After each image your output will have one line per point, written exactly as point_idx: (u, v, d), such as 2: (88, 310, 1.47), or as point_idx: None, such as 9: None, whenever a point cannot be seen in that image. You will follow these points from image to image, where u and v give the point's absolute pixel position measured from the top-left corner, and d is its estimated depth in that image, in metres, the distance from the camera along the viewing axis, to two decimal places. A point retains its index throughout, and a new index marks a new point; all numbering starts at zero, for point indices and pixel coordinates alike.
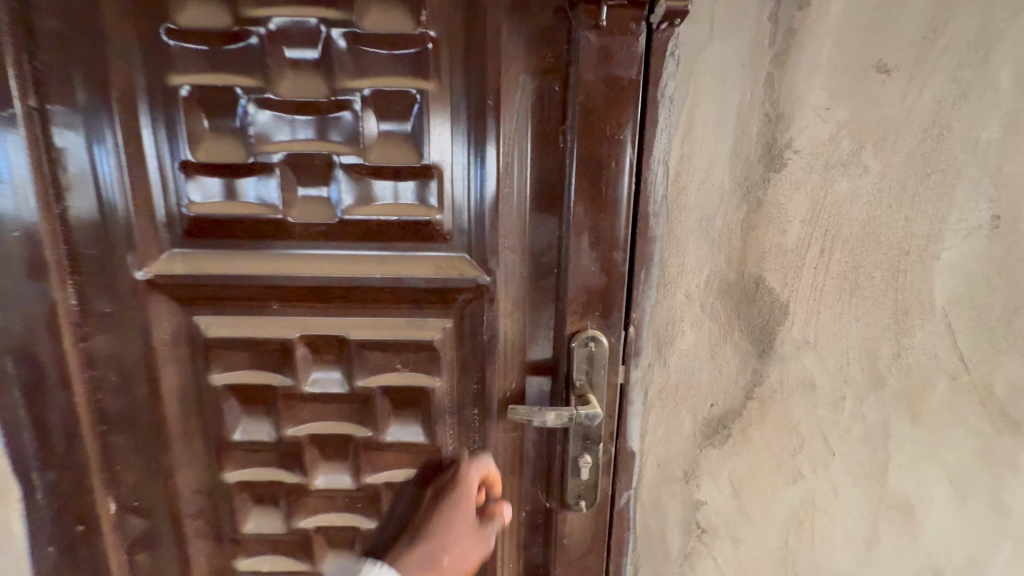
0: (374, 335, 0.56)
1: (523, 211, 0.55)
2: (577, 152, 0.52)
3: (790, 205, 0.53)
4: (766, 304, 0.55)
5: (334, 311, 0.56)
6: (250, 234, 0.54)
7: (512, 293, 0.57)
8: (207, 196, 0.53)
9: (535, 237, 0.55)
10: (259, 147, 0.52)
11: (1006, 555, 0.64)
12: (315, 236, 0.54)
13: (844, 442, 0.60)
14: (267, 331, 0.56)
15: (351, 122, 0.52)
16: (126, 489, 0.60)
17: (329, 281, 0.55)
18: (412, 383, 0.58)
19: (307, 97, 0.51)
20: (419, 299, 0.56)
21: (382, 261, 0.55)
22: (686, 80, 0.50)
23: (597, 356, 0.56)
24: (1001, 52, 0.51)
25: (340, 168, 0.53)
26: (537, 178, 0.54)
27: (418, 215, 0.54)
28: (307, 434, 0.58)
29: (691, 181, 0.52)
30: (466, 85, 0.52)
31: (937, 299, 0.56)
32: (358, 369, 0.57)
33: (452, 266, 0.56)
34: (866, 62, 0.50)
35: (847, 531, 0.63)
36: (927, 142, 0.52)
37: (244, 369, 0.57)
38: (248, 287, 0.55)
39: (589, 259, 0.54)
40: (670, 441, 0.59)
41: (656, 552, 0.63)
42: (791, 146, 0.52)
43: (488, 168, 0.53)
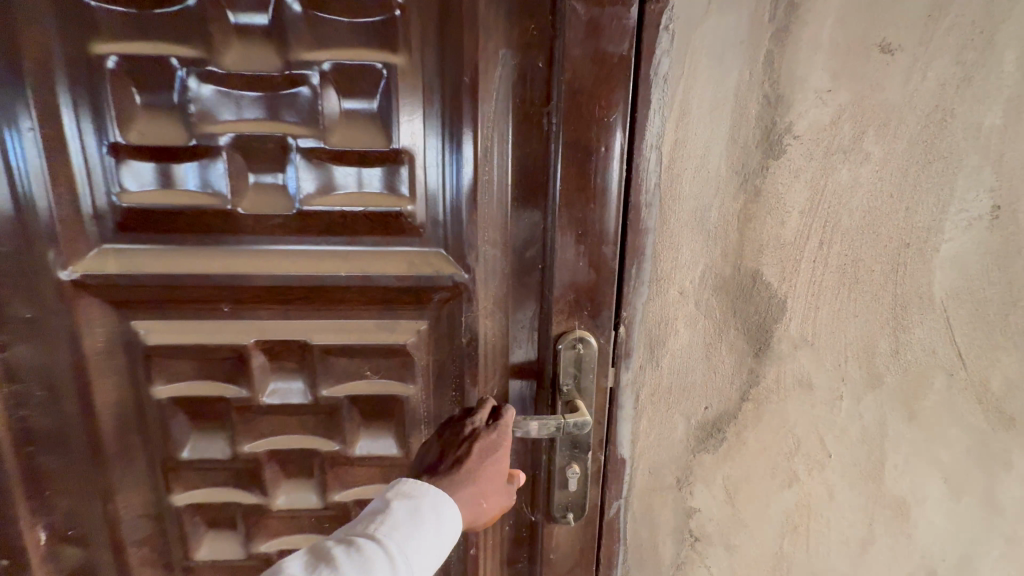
0: (341, 340, 0.51)
1: (504, 201, 0.50)
2: (562, 136, 0.47)
3: (789, 194, 0.50)
4: (763, 300, 0.52)
5: (295, 314, 0.51)
6: (193, 228, 0.48)
7: (493, 291, 0.52)
8: (143, 185, 0.47)
9: (517, 230, 0.51)
10: (203, 128, 0.46)
11: (998, 552, 0.63)
12: (270, 229, 0.48)
13: (840, 443, 0.58)
14: (218, 338, 0.50)
15: (309, 100, 0.46)
16: (59, 516, 0.53)
17: (287, 281, 0.49)
18: (382, 391, 0.53)
19: (257, 70, 0.45)
20: (390, 299, 0.51)
21: (347, 257, 0.50)
22: (680, 57, 0.46)
23: (585, 358, 0.52)
24: (1005, 33, 0.48)
25: (297, 152, 0.47)
26: (519, 166, 0.49)
27: (388, 207, 0.49)
28: (266, 450, 0.53)
29: (685, 168, 0.48)
30: (440, 60, 0.47)
31: (936, 294, 0.54)
32: (322, 377, 0.52)
33: (425, 262, 0.51)
34: (869, 41, 0.47)
35: (842, 534, 0.60)
36: (930, 128, 0.50)
37: (191, 380, 0.51)
38: (194, 288, 0.49)
39: (576, 254, 0.50)
40: (662, 447, 0.56)
41: (647, 563, 0.60)
42: (791, 131, 0.48)
43: (464, 153, 0.48)
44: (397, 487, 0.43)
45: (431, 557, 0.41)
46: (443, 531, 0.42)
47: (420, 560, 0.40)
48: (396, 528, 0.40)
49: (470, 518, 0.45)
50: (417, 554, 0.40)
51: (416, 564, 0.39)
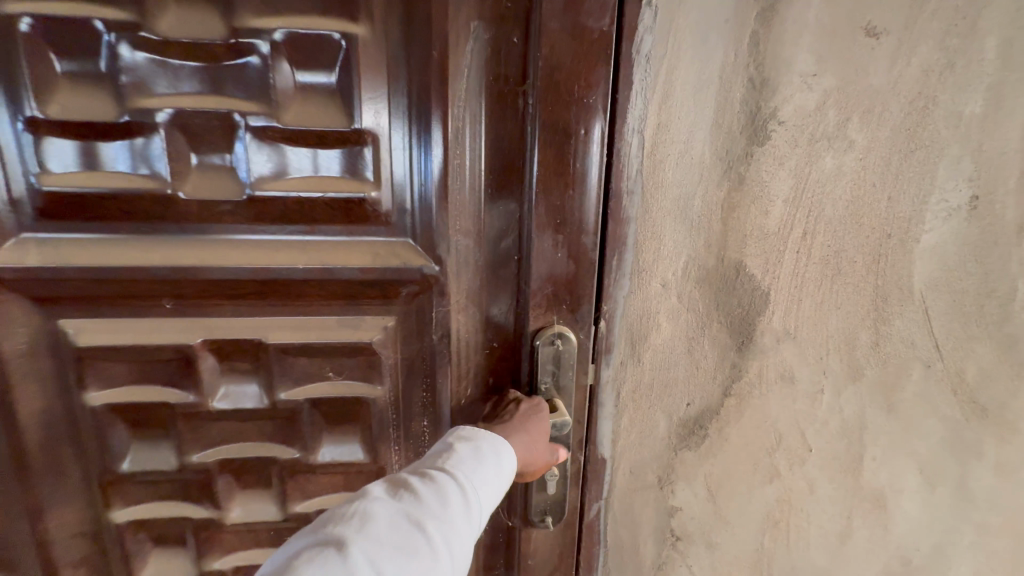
0: (299, 339, 0.47)
1: (477, 188, 0.47)
2: (539, 116, 0.44)
3: (773, 182, 0.48)
4: (747, 292, 0.50)
5: (248, 310, 0.47)
6: (128, 215, 0.43)
7: (466, 285, 0.49)
8: (66, 166, 0.42)
9: (491, 219, 0.48)
10: (137, 101, 0.41)
11: (968, 539, 0.64)
12: (217, 217, 0.44)
13: (821, 437, 0.57)
14: (163, 337, 0.46)
15: (260, 72, 0.42)
16: None
17: (237, 274, 0.45)
18: (346, 393, 0.49)
19: (197, 38, 0.41)
20: (354, 294, 0.48)
21: (304, 248, 0.45)
22: (664, 35, 0.44)
23: (565, 355, 0.49)
24: (987, 19, 0.47)
25: (247, 131, 0.43)
26: (492, 149, 0.46)
27: (350, 193, 0.45)
28: (217, 460, 0.50)
29: (669, 154, 0.46)
30: (406, 32, 0.43)
31: (915, 286, 0.53)
32: (280, 380, 0.48)
33: (392, 253, 0.47)
34: (856, 24, 0.46)
35: (822, 528, 0.60)
36: (912, 116, 0.49)
37: (128, 386, 0.47)
38: (130, 284, 0.44)
39: (552, 244, 0.47)
40: (643, 445, 0.54)
41: (627, 564, 0.58)
42: (776, 116, 0.47)
43: (434, 135, 0.45)
44: (456, 432, 0.44)
45: (495, 496, 0.41)
46: (506, 471, 0.42)
47: (488, 496, 0.40)
48: (465, 463, 0.40)
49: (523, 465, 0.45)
50: (484, 487, 0.40)
51: (485, 500, 0.39)
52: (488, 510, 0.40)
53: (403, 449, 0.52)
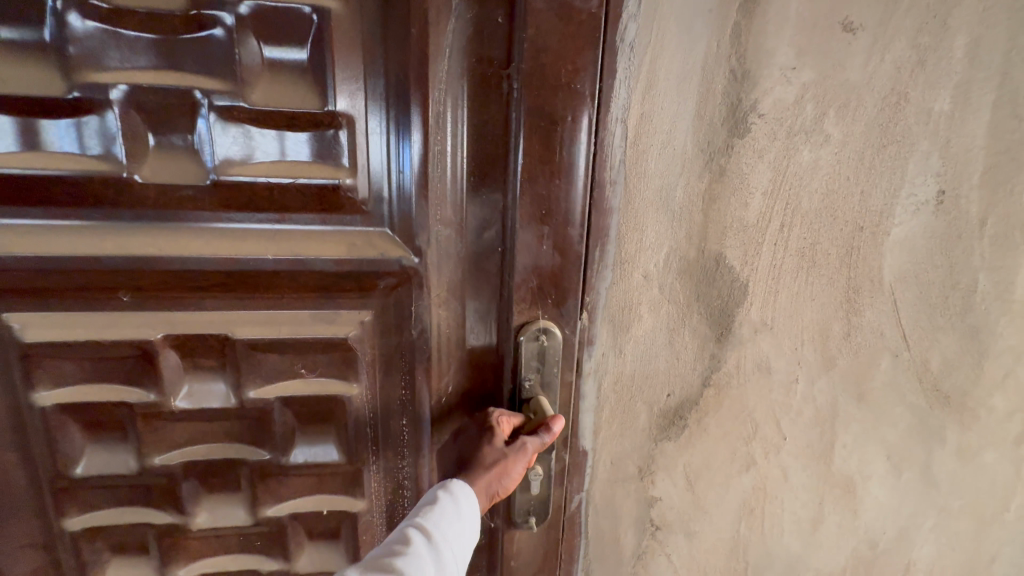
0: (267, 332, 0.47)
1: (458, 175, 0.46)
2: (521, 102, 0.43)
3: (752, 175, 0.49)
4: (726, 283, 0.51)
5: (215, 304, 0.46)
6: (77, 199, 0.42)
7: (445, 275, 0.48)
8: (9, 145, 0.40)
9: (475, 210, 0.47)
10: (90, 76, 0.40)
11: (930, 522, 0.66)
12: (179, 201, 0.43)
13: (795, 426, 0.58)
14: (128, 328, 0.45)
15: (225, 46, 0.41)
16: None
17: (200, 263, 0.44)
18: (320, 391, 0.49)
19: (153, 7, 0.39)
20: (328, 285, 0.47)
21: (274, 236, 0.45)
22: (648, 25, 0.43)
23: (549, 351, 0.49)
24: (957, 18, 0.49)
25: (210, 111, 0.42)
26: (474, 136, 0.45)
27: (323, 180, 0.44)
28: (182, 461, 0.50)
29: (651, 144, 0.46)
30: (385, 10, 0.42)
31: (885, 277, 0.55)
32: (249, 377, 0.48)
33: (368, 243, 0.46)
34: (833, 19, 0.46)
35: (795, 515, 0.61)
36: (886, 111, 0.50)
37: (81, 385, 0.47)
38: (83, 275, 0.44)
39: (535, 234, 0.46)
40: (624, 437, 0.54)
41: (608, 555, 0.58)
42: (756, 109, 0.47)
43: (413, 121, 0.43)
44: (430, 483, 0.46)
45: (472, 525, 0.43)
46: (478, 497, 0.44)
47: (460, 526, 0.42)
48: (431, 506, 0.43)
49: (491, 484, 0.44)
50: (449, 521, 0.42)
51: (455, 535, 0.42)
52: (464, 538, 0.42)
53: (380, 447, 0.52)
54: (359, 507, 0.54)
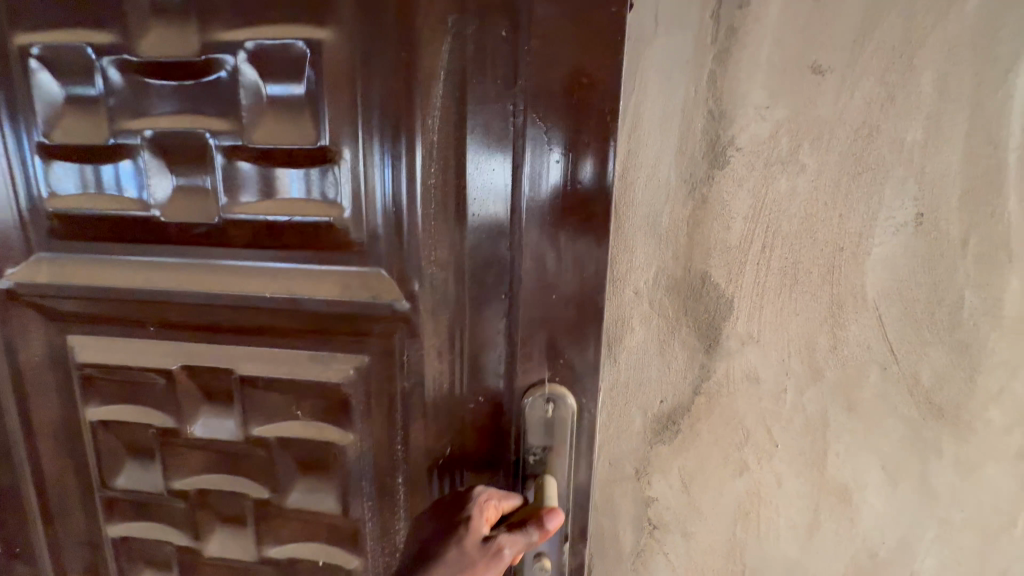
0: (268, 364, 0.60)
1: (453, 212, 0.53)
2: (504, 137, 0.51)
3: (734, 202, 0.54)
4: (713, 300, 0.56)
5: (222, 338, 0.61)
6: (118, 237, 0.59)
7: (439, 295, 0.55)
8: (85, 184, 0.59)
9: (474, 245, 0.54)
10: (159, 125, 0.56)
11: (932, 534, 0.68)
12: (194, 238, 0.58)
13: (786, 434, 0.62)
14: (174, 350, 0.62)
15: (279, 95, 0.53)
16: (82, 447, 0.68)
17: (213, 298, 0.58)
18: (318, 434, 0.61)
19: (176, 56, 0.53)
20: (321, 317, 0.57)
21: (277, 274, 0.57)
22: (631, 76, 0.51)
23: (554, 421, 0.55)
24: (922, 57, 0.53)
25: (217, 149, 0.55)
26: (468, 167, 0.52)
27: (315, 219, 0.55)
28: (200, 486, 0.65)
29: (636, 177, 0.53)
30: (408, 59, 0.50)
31: (869, 294, 0.59)
32: (256, 418, 0.62)
33: (363, 284, 0.56)
34: (803, 63, 0.52)
35: (790, 520, 0.64)
36: (858, 142, 0.55)
37: (124, 407, 0.65)
38: (122, 306, 0.61)
39: (530, 259, 0.53)
40: (620, 439, 0.60)
41: (609, 550, 0.63)
42: (734, 143, 0.53)
43: (404, 156, 0.52)
44: None
45: None
46: None
47: None
48: None
49: None
50: None
51: None
52: None
53: (376, 503, 0.62)
54: (353, 563, 0.65)
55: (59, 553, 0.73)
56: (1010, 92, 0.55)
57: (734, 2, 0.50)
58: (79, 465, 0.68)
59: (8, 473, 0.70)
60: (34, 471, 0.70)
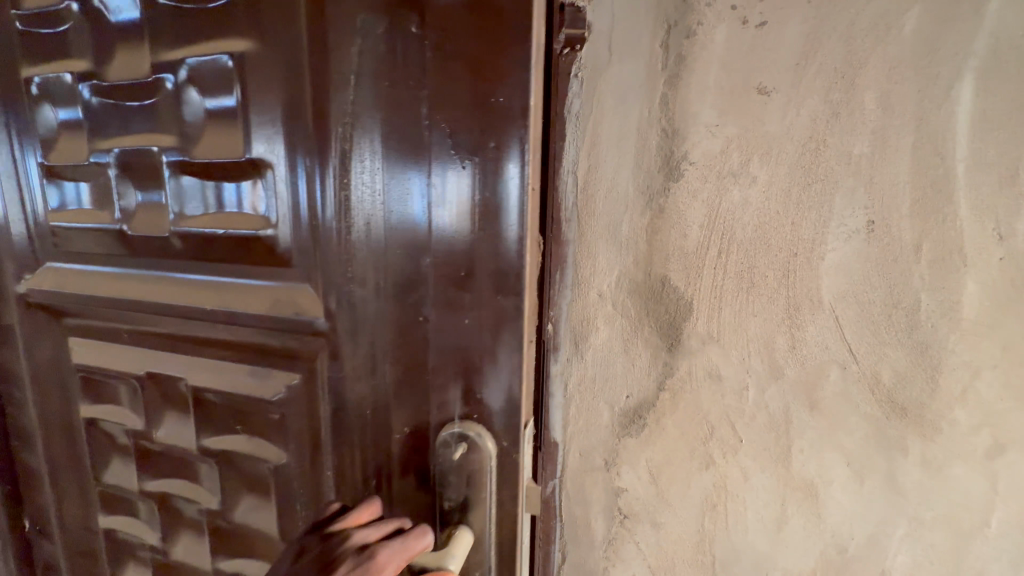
0: (214, 367, 0.66)
1: (369, 223, 0.54)
2: (407, 156, 0.51)
3: (689, 212, 0.59)
4: (672, 301, 0.61)
5: (178, 343, 0.67)
6: (102, 250, 0.69)
7: (364, 313, 0.56)
8: (81, 201, 0.70)
9: (391, 256, 0.54)
10: (136, 145, 0.64)
11: (904, 533, 0.69)
12: (156, 250, 0.66)
13: (749, 429, 0.65)
14: (144, 354, 0.70)
15: (225, 116, 0.58)
16: (104, 439, 0.76)
17: (169, 306, 0.66)
18: (261, 448, 0.65)
19: (143, 83, 0.62)
20: (256, 328, 0.62)
21: (221, 286, 0.63)
22: (590, 98, 0.58)
23: (468, 463, 0.53)
24: (864, 77, 0.58)
25: (171, 166, 0.63)
26: (382, 180, 0.53)
27: (247, 231, 0.60)
28: (168, 486, 0.73)
29: (597, 190, 0.59)
30: (339, 74, 0.52)
31: (824, 297, 0.62)
32: (216, 428, 0.67)
33: (291, 299, 0.59)
34: (748, 85, 0.57)
35: (757, 514, 0.68)
36: (807, 155, 0.59)
37: (110, 407, 0.74)
38: (102, 310, 0.71)
39: (446, 285, 0.52)
40: (590, 432, 0.65)
41: (582, 538, 0.68)
42: (687, 158, 0.58)
43: (324, 166, 0.54)
44: None
45: None
46: None
47: None
48: None
49: None
50: None
51: None
52: None
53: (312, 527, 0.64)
54: None
55: (91, 532, 0.82)
56: (954, 106, 0.58)
57: (681, 33, 0.56)
58: (101, 454, 0.77)
59: (52, 457, 0.81)
60: (67, 456, 0.80)
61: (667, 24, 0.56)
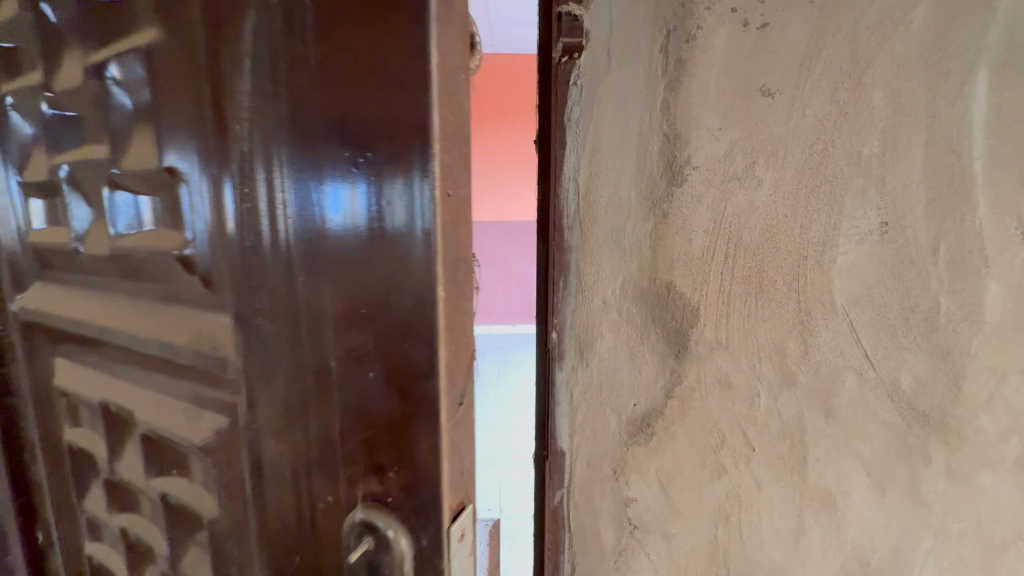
0: (149, 415, 0.51)
1: (280, 252, 0.38)
2: (319, 160, 0.35)
3: (693, 217, 0.58)
4: (678, 307, 0.60)
5: (117, 382, 0.54)
6: (47, 268, 0.59)
7: (250, 361, 0.41)
8: (8, 219, 0.62)
9: (306, 292, 0.38)
10: (42, 152, 0.54)
11: (929, 546, 0.67)
12: (87, 269, 0.53)
13: (761, 437, 0.63)
14: (90, 391, 0.58)
15: (119, 99, 0.44)
16: (51, 474, 0.69)
17: (107, 337, 0.53)
18: (192, 509, 0.50)
19: (36, 73, 0.51)
20: (185, 366, 0.46)
21: (150, 314, 0.48)
22: (590, 106, 0.57)
23: (379, 556, 0.40)
24: (872, 75, 0.56)
25: (81, 169, 0.50)
26: (289, 192, 0.36)
27: (132, 250, 0.47)
28: (102, 532, 0.64)
29: (599, 197, 0.59)
30: (195, 39, 0.37)
31: (837, 301, 0.60)
32: (133, 479, 0.56)
33: (212, 334, 0.43)
34: (751, 87, 0.56)
35: (773, 525, 0.66)
36: (814, 156, 0.58)
37: (52, 440, 0.67)
38: (54, 336, 0.61)
39: (349, 326, 0.38)
40: (597, 440, 0.64)
41: (591, 550, 0.67)
42: (690, 163, 0.57)
43: (224, 173, 0.38)
44: None
45: None
46: None
47: None
48: None
49: None
50: None
51: None
52: None
53: None
54: None
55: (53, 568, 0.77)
56: (968, 101, 0.57)
57: (680, 37, 0.55)
58: (50, 489, 0.71)
59: None
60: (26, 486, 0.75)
61: (666, 29, 0.56)
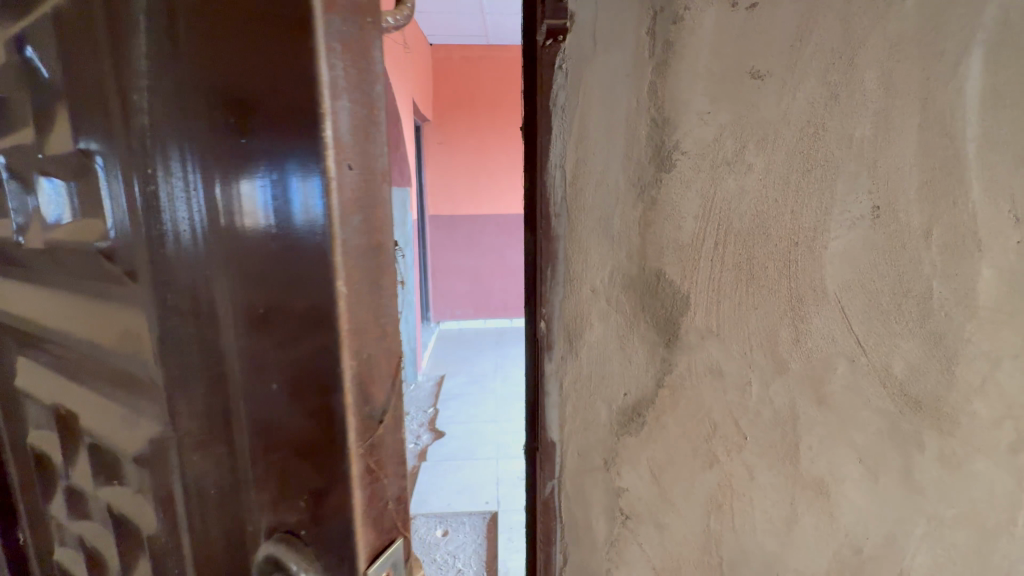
0: (95, 414, 0.50)
1: (192, 240, 0.36)
2: (214, 145, 0.33)
3: (682, 203, 0.57)
4: (668, 295, 0.59)
5: (67, 380, 0.53)
6: None
7: (187, 358, 0.39)
8: None
9: (219, 286, 0.36)
10: None
11: (924, 531, 0.66)
12: (34, 264, 0.52)
13: (753, 426, 0.63)
14: (46, 390, 0.57)
15: (47, 82, 0.42)
16: (25, 476, 0.68)
17: (57, 334, 0.52)
18: (142, 513, 0.48)
19: None
20: (123, 362, 0.45)
21: (90, 309, 0.47)
22: (575, 90, 0.56)
23: None
24: (864, 56, 0.55)
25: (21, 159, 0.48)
26: (188, 179, 0.35)
27: (63, 242, 0.46)
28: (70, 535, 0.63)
29: (587, 183, 0.58)
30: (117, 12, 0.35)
31: (829, 286, 0.59)
32: (91, 482, 0.54)
33: (141, 328, 0.41)
34: (741, 69, 0.55)
35: (766, 513, 0.65)
36: (805, 140, 0.57)
37: (23, 441, 0.66)
38: (14, 334, 0.59)
39: (270, 323, 0.34)
40: (588, 431, 0.64)
41: (583, 540, 0.66)
42: (678, 147, 0.56)
43: (134, 165, 0.37)
44: None
45: None
46: None
47: None
48: None
49: None
50: None
51: None
52: None
53: None
54: None
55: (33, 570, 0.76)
56: (962, 82, 0.56)
57: (668, 19, 0.54)
58: (24, 491, 0.69)
59: None
60: None
61: (652, 10, 0.54)
